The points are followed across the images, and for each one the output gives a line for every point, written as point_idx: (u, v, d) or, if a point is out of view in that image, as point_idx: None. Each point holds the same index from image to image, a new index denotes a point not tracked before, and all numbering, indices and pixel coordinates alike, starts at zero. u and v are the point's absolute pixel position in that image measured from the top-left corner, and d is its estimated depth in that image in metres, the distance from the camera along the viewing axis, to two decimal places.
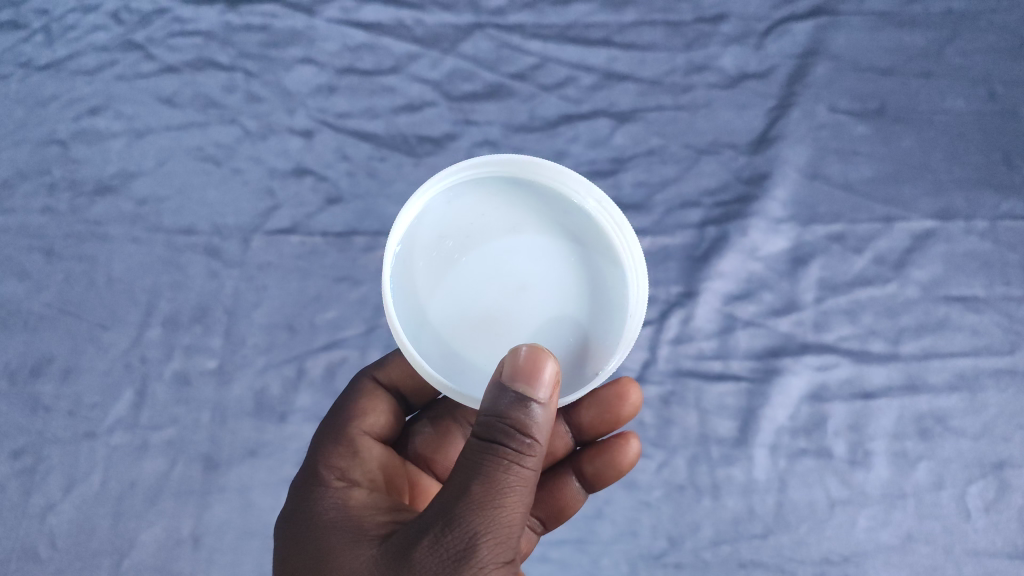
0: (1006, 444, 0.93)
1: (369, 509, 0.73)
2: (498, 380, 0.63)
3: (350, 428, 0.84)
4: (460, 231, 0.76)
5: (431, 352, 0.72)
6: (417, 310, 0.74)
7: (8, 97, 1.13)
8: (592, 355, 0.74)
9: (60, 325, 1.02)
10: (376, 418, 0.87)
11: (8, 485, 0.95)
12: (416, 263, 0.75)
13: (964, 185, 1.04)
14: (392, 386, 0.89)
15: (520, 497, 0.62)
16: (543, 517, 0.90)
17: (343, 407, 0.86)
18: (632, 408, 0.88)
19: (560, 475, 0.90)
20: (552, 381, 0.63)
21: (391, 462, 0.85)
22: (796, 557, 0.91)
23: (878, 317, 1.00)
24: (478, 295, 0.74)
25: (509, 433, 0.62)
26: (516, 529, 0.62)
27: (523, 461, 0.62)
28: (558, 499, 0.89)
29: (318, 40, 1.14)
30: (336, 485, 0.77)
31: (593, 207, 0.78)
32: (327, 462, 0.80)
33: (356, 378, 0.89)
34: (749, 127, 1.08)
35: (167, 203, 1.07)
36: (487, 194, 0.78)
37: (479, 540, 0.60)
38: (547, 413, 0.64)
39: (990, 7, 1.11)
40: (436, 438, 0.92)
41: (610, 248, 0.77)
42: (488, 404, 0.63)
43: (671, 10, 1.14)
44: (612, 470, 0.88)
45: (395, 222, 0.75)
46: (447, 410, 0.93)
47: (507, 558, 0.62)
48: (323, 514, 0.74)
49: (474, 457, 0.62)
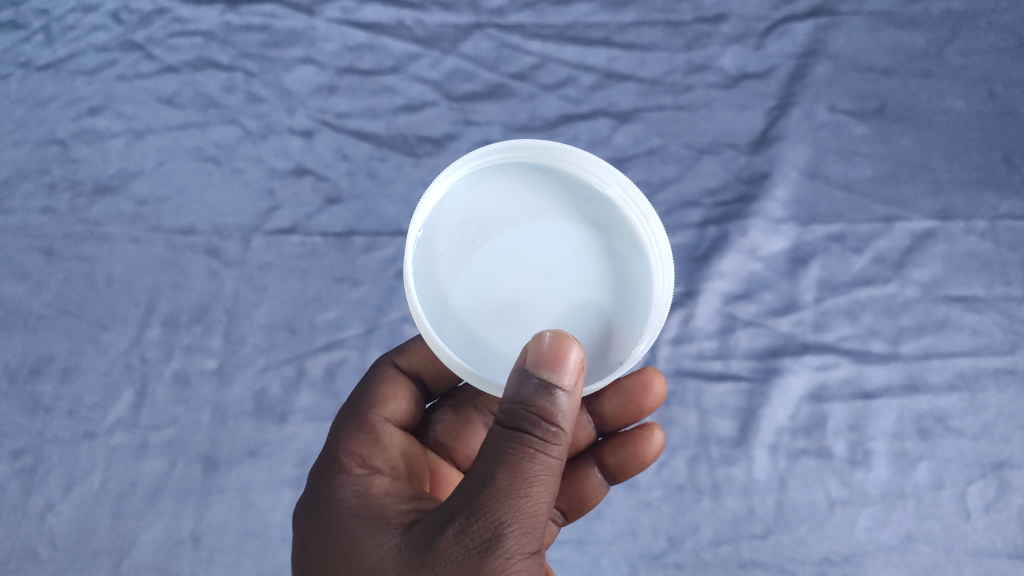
0: (1006, 443, 0.94)
1: (391, 498, 0.73)
2: (522, 367, 0.63)
3: (371, 415, 0.83)
4: (482, 216, 0.76)
5: (453, 337, 0.72)
6: (438, 295, 0.73)
7: (8, 97, 1.12)
8: (615, 342, 0.74)
9: (60, 326, 1.02)
10: (397, 404, 0.86)
11: (8, 486, 0.95)
12: (438, 248, 0.75)
13: (964, 185, 1.04)
14: (413, 373, 0.89)
15: (546, 487, 0.63)
16: (565, 509, 0.90)
17: (364, 393, 0.86)
18: (656, 398, 0.87)
19: (582, 465, 0.90)
20: (577, 368, 0.63)
21: (412, 450, 0.84)
22: (796, 557, 0.91)
23: (878, 317, 1.00)
24: (500, 280, 0.74)
25: (534, 421, 0.62)
26: (542, 518, 0.63)
27: (547, 449, 0.62)
28: (580, 490, 0.89)
29: (318, 40, 1.14)
30: (357, 472, 0.76)
31: (616, 194, 0.79)
32: (348, 449, 0.79)
33: (376, 364, 0.89)
34: (749, 127, 1.08)
35: (167, 203, 1.07)
36: (509, 180, 0.78)
37: (505, 529, 0.61)
38: (571, 400, 0.64)
39: (989, 7, 1.11)
40: (456, 425, 0.92)
41: (633, 235, 0.78)
42: (512, 392, 0.63)
43: (671, 11, 1.14)
44: (635, 461, 0.88)
45: (417, 206, 0.75)
46: (468, 398, 0.93)
47: (533, 549, 0.62)
48: (343, 501, 0.73)
49: (499, 445, 0.63)
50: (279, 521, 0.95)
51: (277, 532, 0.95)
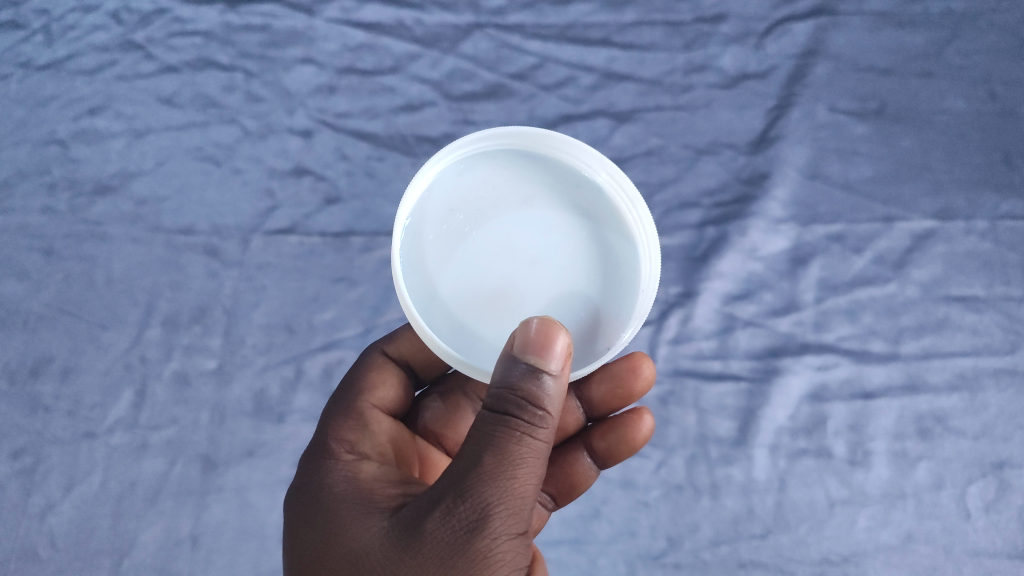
0: (1006, 443, 0.93)
1: (379, 483, 0.73)
2: (510, 353, 0.63)
3: (360, 402, 0.83)
4: (471, 204, 0.76)
5: (442, 326, 0.72)
6: (427, 284, 0.73)
7: (8, 98, 1.13)
8: (603, 329, 0.74)
9: (59, 326, 1.02)
10: (386, 392, 0.86)
11: (8, 486, 0.95)
12: (427, 236, 0.75)
13: (964, 185, 1.03)
14: (403, 360, 0.89)
15: (533, 469, 0.62)
16: (554, 493, 0.89)
17: (353, 381, 0.86)
18: (644, 383, 0.87)
19: (572, 450, 0.90)
20: (565, 353, 0.63)
21: (401, 437, 0.84)
22: (796, 558, 0.91)
23: (878, 317, 1.00)
24: (488, 267, 0.74)
25: (521, 405, 0.62)
26: (529, 501, 0.63)
27: (535, 432, 0.62)
28: (569, 474, 0.89)
29: (318, 40, 1.14)
30: (345, 458, 0.77)
31: (605, 181, 0.78)
32: (337, 435, 0.79)
33: (365, 353, 0.89)
34: (748, 127, 1.08)
35: (167, 203, 1.07)
36: (497, 167, 0.78)
37: (492, 511, 0.61)
38: (559, 385, 0.63)
39: (990, 7, 1.11)
40: (445, 412, 0.91)
41: (621, 224, 0.78)
42: (499, 376, 0.63)
43: (671, 11, 1.14)
44: (625, 445, 0.88)
45: (406, 194, 0.75)
46: (457, 385, 0.93)
47: (520, 530, 0.62)
48: (332, 486, 0.73)
49: (487, 428, 0.62)
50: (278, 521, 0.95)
51: (275, 532, 0.95)
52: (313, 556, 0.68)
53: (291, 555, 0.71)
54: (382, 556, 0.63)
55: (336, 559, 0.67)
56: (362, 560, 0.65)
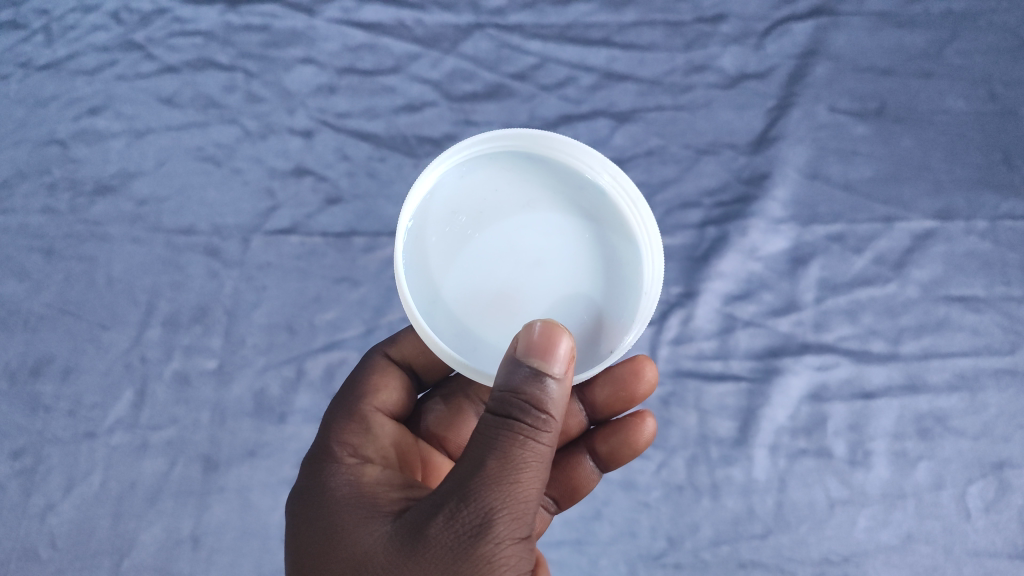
0: (1006, 443, 0.94)
1: (382, 486, 0.73)
2: (513, 356, 0.63)
3: (362, 405, 0.83)
4: (473, 206, 0.76)
5: (445, 329, 0.72)
6: (430, 286, 0.73)
7: (8, 98, 1.13)
8: (606, 331, 0.74)
9: (59, 325, 1.02)
10: (388, 395, 0.86)
11: (8, 486, 0.95)
12: (429, 238, 0.75)
13: (963, 185, 1.04)
14: (405, 363, 0.89)
15: (536, 473, 0.63)
16: (557, 497, 0.89)
17: (355, 384, 0.86)
18: (647, 386, 0.87)
19: (575, 454, 0.90)
20: (568, 356, 0.63)
21: (403, 440, 0.85)
22: (796, 557, 0.91)
23: (878, 317, 1.00)
24: (491, 269, 0.74)
25: (524, 408, 0.62)
26: (532, 505, 0.63)
27: (538, 436, 0.62)
28: (572, 478, 0.89)
29: (318, 40, 1.14)
30: (348, 461, 0.77)
31: (607, 183, 0.79)
32: (339, 438, 0.79)
33: (368, 355, 0.89)
34: (749, 127, 1.08)
35: (168, 203, 1.07)
36: (499, 169, 0.79)
37: (496, 515, 0.61)
38: (562, 388, 0.63)
39: (990, 7, 1.11)
40: (448, 416, 0.91)
41: (624, 226, 0.78)
42: (502, 379, 0.63)
43: (671, 11, 1.14)
44: (628, 448, 0.88)
45: (409, 196, 0.75)
46: (460, 388, 0.93)
47: (523, 534, 0.62)
48: (334, 490, 0.73)
49: (490, 432, 0.62)
50: (279, 521, 0.95)
51: (276, 533, 0.95)
52: (316, 559, 0.68)
53: (294, 559, 0.71)
54: (386, 560, 0.63)
55: (340, 563, 0.67)
56: (365, 564, 0.65)
